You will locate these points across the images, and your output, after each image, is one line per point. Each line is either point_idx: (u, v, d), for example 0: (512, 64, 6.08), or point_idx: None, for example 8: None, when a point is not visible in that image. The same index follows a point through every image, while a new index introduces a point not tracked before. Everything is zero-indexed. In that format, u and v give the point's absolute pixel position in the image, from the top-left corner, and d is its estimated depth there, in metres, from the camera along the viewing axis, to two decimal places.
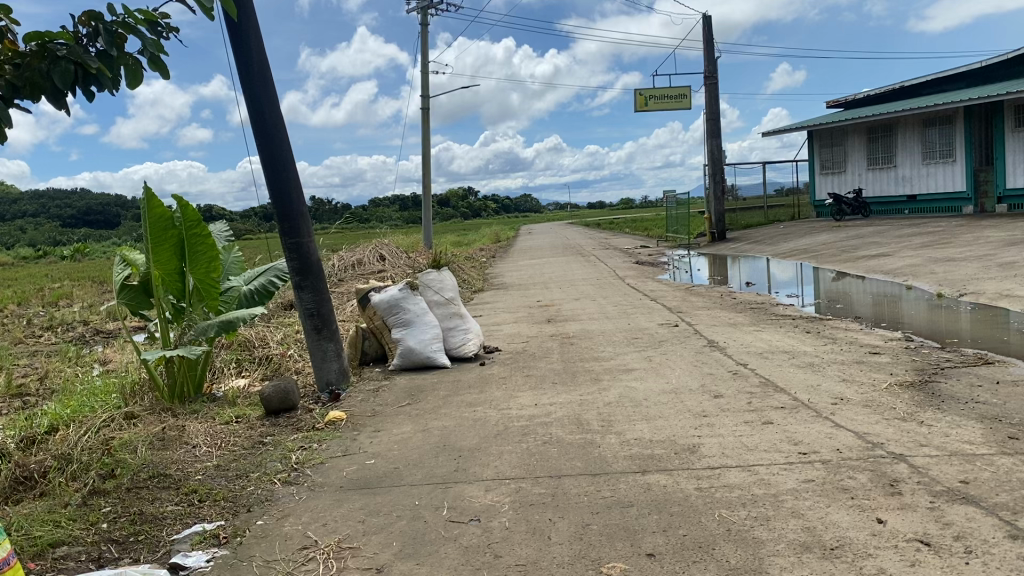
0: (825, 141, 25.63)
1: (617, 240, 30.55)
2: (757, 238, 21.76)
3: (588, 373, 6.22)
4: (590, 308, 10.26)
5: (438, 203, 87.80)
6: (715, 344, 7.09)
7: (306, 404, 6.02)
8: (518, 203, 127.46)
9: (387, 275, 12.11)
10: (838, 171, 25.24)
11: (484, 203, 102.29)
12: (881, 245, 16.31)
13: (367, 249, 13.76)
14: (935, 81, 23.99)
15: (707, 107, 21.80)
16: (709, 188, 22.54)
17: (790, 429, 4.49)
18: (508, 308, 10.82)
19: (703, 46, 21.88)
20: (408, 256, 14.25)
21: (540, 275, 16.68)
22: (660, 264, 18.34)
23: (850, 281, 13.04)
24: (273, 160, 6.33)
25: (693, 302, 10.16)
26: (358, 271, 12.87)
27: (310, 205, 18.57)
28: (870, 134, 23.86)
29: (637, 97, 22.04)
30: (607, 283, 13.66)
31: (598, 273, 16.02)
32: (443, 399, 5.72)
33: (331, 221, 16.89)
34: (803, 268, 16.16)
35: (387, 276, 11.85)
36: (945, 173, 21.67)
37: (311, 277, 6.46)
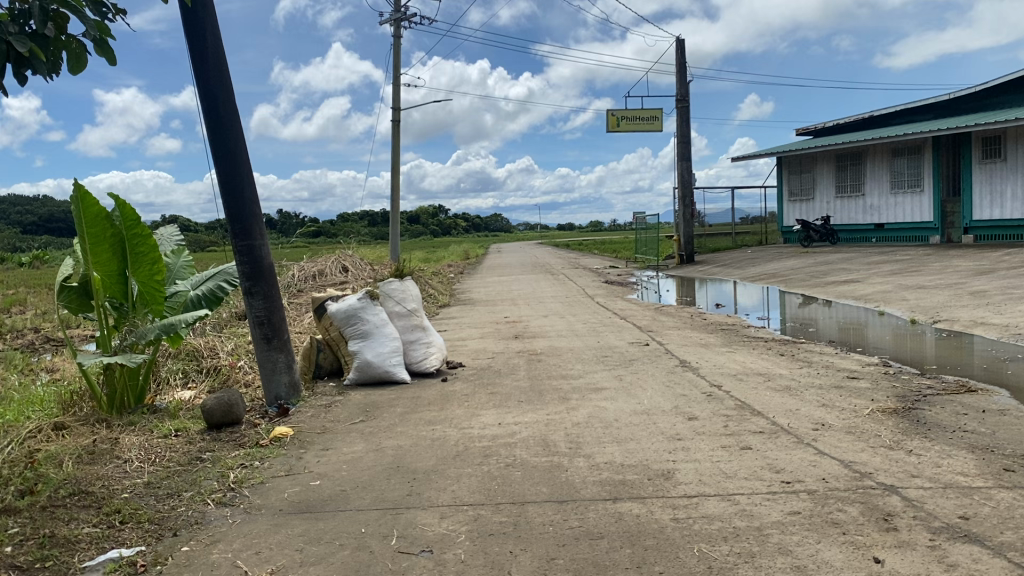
0: (795, 168, 25.71)
1: (586, 261, 30.40)
2: (726, 262, 21.67)
3: (556, 392, 5.88)
4: (558, 325, 9.94)
5: (406, 219, 87.43)
6: (688, 364, 6.80)
7: (252, 418, 5.61)
8: (488, 222, 127.41)
9: (349, 286, 11.72)
10: (806, 199, 25.28)
11: (453, 221, 102.00)
12: (850, 271, 16.24)
13: (330, 260, 13.35)
14: (905, 111, 24.20)
15: (679, 130, 21.71)
16: (678, 211, 22.43)
17: (770, 455, 4.18)
18: (474, 324, 10.46)
19: (676, 68, 21.84)
20: (372, 269, 13.87)
21: (507, 292, 16.36)
22: (629, 284, 18.14)
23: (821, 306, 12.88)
24: (227, 157, 5.95)
25: (663, 322, 9.89)
26: (320, 282, 12.45)
27: (274, 216, 18.13)
28: (839, 161, 23.95)
29: (609, 117, 21.91)
30: (576, 302, 13.37)
31: (567, 291, 15.75)
32: (400, 417, 5.33)
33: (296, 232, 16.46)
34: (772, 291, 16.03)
35: (349, 287, 11.45)
36: (912, 203, 21.78)
37: (262, 283, 6.07)
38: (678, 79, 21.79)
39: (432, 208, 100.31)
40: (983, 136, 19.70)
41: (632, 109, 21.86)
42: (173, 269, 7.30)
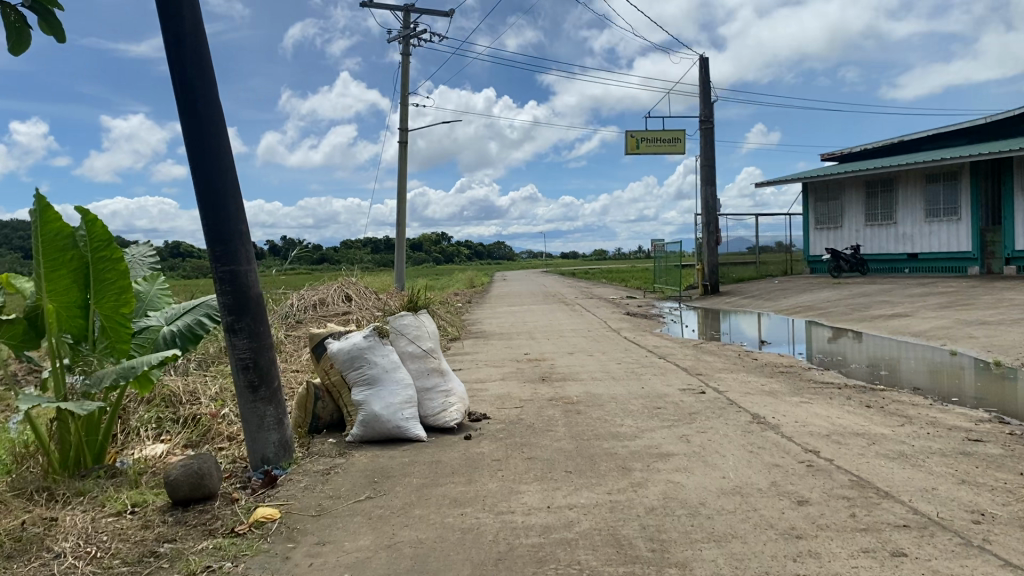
0: (820, 195, 24.65)
1: (601, 291, 29.25)
2: (751, 293, 20.49)
3: (609, 458, 4.71)
4: (588, 365, 8.78)
5: (411, 247, 86.64)
6: (761, 420, 5.62)
7: (230, 491, 4.43)
8: (493, 250, 126.64)
9: (351, 320, 10.60)
10: (834, 227, 24.21)
11: (459, 249, 101.09)
12: (894, 304, 15.08)
13: (332, 288, 12.23)
14: (936, 136, 23.13)
15: (703, 153, 20.65)
16: (701, 238, 21.31)
17: (938, 568, 3.00)
18: (493, 362, 9.29)
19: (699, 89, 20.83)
20: (379, 298, 12.74)
21: (524, 324, 15.23)
22: (653, 316, 17.01)
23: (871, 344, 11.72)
24: (206, 163, 4.84)
25: (708, 363, 8.72)
26: (319, 312, 11.31)
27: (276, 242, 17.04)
28: (869, 188, 22.88)
29: (628, 139, 20.89)
30: (601, 336, 12.21)
31: (588, 324, 14.61)
32: (417, 493, 4.17)
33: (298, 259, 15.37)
34: (808, 326, 14.87)
35: (354, 321, 10.31)
36: (948, 231, 20.66)
37: (247, 317, 4.92)
38: (700, 100, 20.78)
39: (438, 236, 99.35)
40: None
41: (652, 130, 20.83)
42: (144, 298, 6.20)
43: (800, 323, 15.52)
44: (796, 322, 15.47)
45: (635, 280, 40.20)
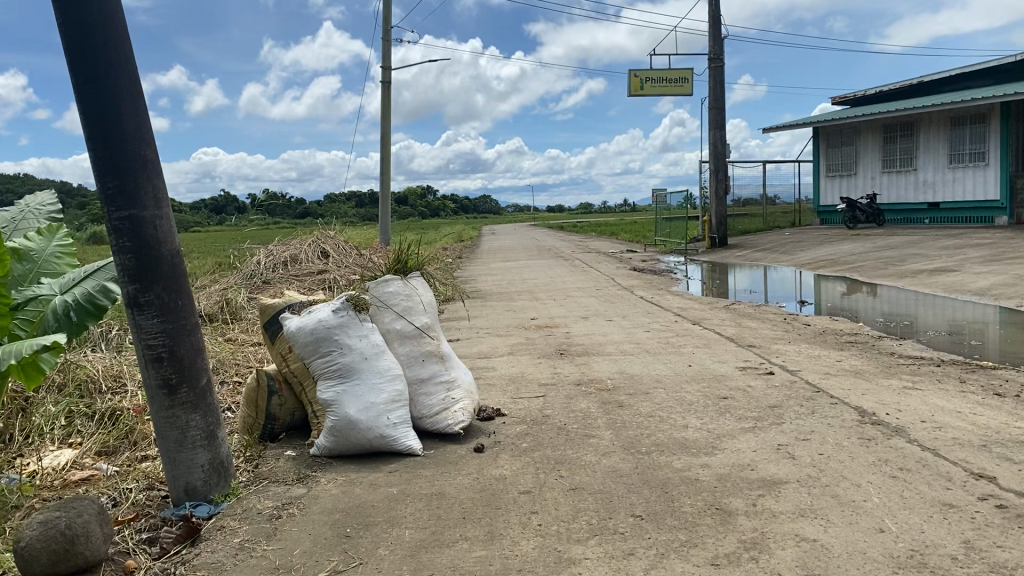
0: (833, 141, 23.13)
1: (597, 244, 27.71)
2: (763, 246, 19.02)
3: (691, 490, 3.22)
4: (611, 334, 7.30)
5: (396, 201, 84.68)
6: (875, 420, 4.13)
7: (125, 552, 2.91)
8: (479, 203, 124.59)
9: (326, 280, 9.07)
10: (847, 174, 22.71)
11: (444, 203, 99.04)
12: (930, 257, 13.67)
13: (305, 244, 10.63)
14: (960, 76, 21.54)
15: (712, 93, 18.99)
16: (709, 186, 19.73)
17: None
18: (496, 331, 7.80)
19: (710, 23, 19.10)
20: (359, 253, 11.16)
21: (522, 282, 13.72)
22: (661, 272, 15.54)
23: (917, 304, 10.33)
24: (92, 58, 3.21)
25: (754, 331, 7.26)
26: (290, 270, 9.76)
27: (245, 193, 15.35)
28: (887, 132, 21.36)
29: (631, 79, 19.20)
30: (614, 296, 10.72)
31: (594, 281, 13.10)
32: (415, 562, 2.67)
33: (270, 212, 13.71)
34: (836, 282, 13.46)
35: (330, 282, 8.78)
36: (975, 178, 19.12)
37: (158, 287, 3.37)
38: (710, 35, 19.07)
39: (422, 189, 97.24)
40: None
41: (657, 69, 19.17)
42: (36, 262, 4.63)
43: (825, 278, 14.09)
44: (821, 278, 14.05)
45: (628, 233, 38.71)
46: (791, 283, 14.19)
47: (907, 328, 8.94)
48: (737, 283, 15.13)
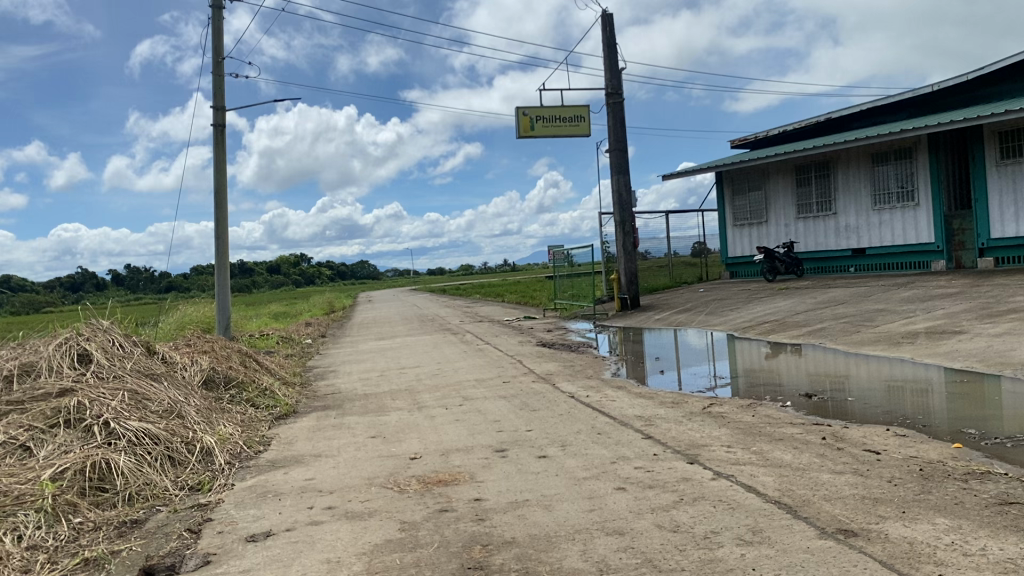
0: (741, 185, 20.96)
1: (484, 311, 24.43)
2: (685, 305, 16.16)
3: None
4: (561, 505, 3.92)
5: (266, 272, 79.51)
6: None
7: None
8: (356, 269, 119.91)
9: (60, 431, 5.40)
10: (757, 223, 20.51)
11: (318, 271, 94.08)
12: (906, 315, 11.07)
13: (53, 349, 6.84)
14: (872, 110, 19.63)
15: (616, 131, 16.24)
16: (615, 238, 16.77)
17: None
18: (347, 504, 4.29)
19: (606, 52, 16.48)
20: (145, 360, 7.45)
21: (395, 373, 10.17)
22: (574, 346, 12.37)
23: (931, 382, 7.49)
24: None
25: (816, 481, 4.03)
26: (13, 393, 5.99)
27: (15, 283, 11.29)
28: (800, 173, 19.27)
29: (520, 117, 16.18)
30: (531, 396, 7.37)
31: (492, 368, 9.74)
32: None
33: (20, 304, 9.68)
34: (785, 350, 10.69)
35: (57, 447, 5.13)
36: (904, 219, 17.04)
37: None
38: (607, 65, 16.35)
39: (293, 259, 91.92)
40: (1000, 129, 15.15)
41: (549, 106, 16.26)
42: None
43: (766, 346, 11.32)
44: (762, 347, 11.26)
45: (517, 295, 35.67)
46: (727, 352, 11.35)
47: (963, 409, 6.02)
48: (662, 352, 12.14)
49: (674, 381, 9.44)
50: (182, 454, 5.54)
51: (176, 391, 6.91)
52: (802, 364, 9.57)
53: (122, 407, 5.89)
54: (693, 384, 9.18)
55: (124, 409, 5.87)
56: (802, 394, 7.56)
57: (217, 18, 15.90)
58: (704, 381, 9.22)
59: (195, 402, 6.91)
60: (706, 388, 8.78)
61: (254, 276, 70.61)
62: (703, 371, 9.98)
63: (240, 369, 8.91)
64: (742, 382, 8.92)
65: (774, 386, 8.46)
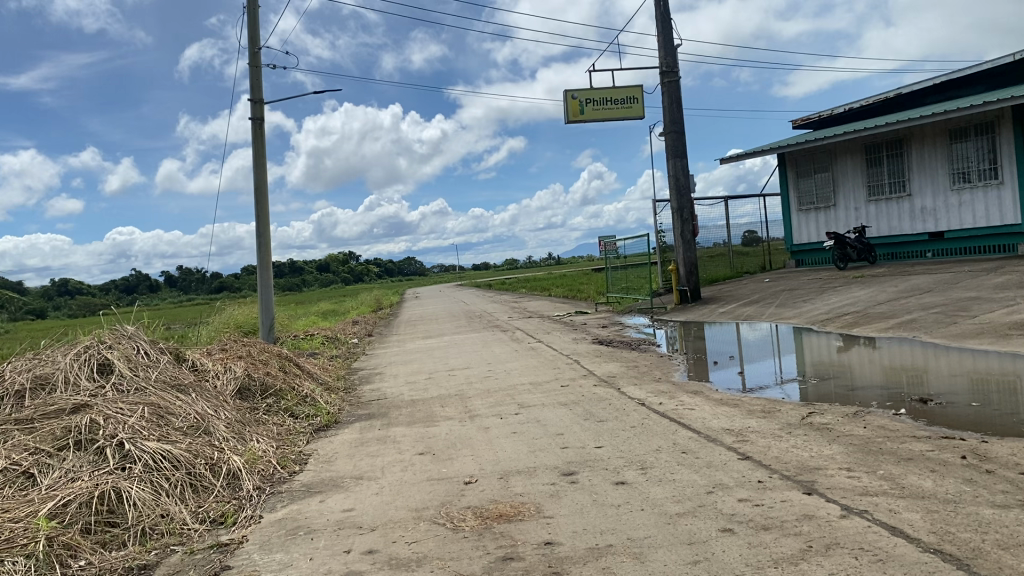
0: (804, 168, 19.91)
1: (533, 306, 23.69)
2: (749, 296, 15.21)
3: None
4: (655, 553, 3.14)
5: (314, 270, 79.87)
6: None
7: None
8: (403, 265, 120.17)
9: (69, 454, 4.77)
10: (825, 207, 19.43)
11: (364, 268, 94.33)
12: (1004, 303, 10.01)
13: (69, 358, 6.24)
14: (944, 84, 18.36)
15: (671, 113, 15.33)
16: (672, 227, 15.87)
17: None
18: (392, 547, 3.56)
19: (658, 30, 15.57)
20: (173, 368, 6.83)
21: (444, 375, 9.48)
22: (634, 343, 11.56)
23: None
24: None
25: (984, 522, 3.18)
26: (22, 410, 5.39)
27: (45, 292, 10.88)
28: (869, 154, 18.13)
29: (569, 102, 15.31)
30: (597, 402, 6.59)
31: (549, 369, 8.98)
32: None
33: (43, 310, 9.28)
34: (870, 343, 9.78)
35: (62, 476, 4.50)
36: (986, 200, 15.82)
37: None
38: (660, 44, 15.45)
39: (340, 257, 92.25)
40: None
41: (599, 89, 15.39)
42: None
43: (840, 340, 10.43)
44: (834, 340, 10.42)
45: (566, 289, 34.89)
46: (795, 346, 10.50)
47: None
48: (723, 346, 11.33)
49: (734, 377, 8.60)
50: (206, 479, 4.87)
51: (204, 404, 6.26)
52: (891, 356, 8.66)
53: (141, 424, 5.24)
54: (756, 380, 8.33)
55: (143, 427, 5.22)
56: (901, 392, 6.69)
57: (254, 9, 15.39)
58: (767, 377, 8.39)
59: (226, 415, 6.25)
60: (771, 384, 7.99)
61: (303, 275, 71.28)
62: (769, 366, 9.12)
63: (279, 375, 8.26)
64: (809, 378, 8.09)
65: (852, 380, 7.59)
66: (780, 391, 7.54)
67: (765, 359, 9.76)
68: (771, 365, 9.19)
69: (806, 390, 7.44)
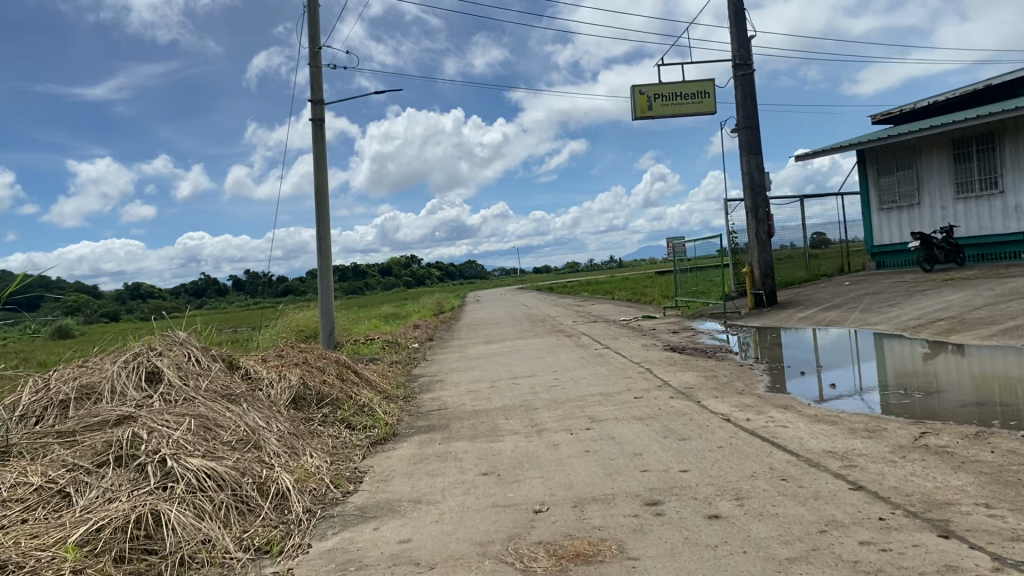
0: (886, 165, 18.93)
1: (598, 310, 23.09)
2: (829, 300, 14.39)
3: None
4: None
5: (377, 273, 80.46)
6: None
7: None
8: (465, 268, 120.45)
9: (109, 472, 4.42)
10: (908, 206, 18.41)
11: (427, 271, 94.75)
12: None
13: (116, 366, 5.93)
14: None
15: (746, 108, 14.62)
16: (747, 227, 15.12)
17: None
18: None
19: (731, 21, 14.88)
20: (224, 376, 6.49)
21: (508, 384, 9.01)
22: (708, 350, 10.93)
23: None
24: None
25: None
26: (65, 421, 5.09)
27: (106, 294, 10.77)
28: (957, 149, 17.07)
29: (636, 97, 14.83)
30: (677, 417, 6.03)
31: (619, 378, 8.43)
32: None
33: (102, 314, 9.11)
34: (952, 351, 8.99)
35: (99, 497, 4.15)
36: None
37: None
38: (733, 35, 14.75)
39: (403, 260, 92.82)
40: None
41: (669, 84, 14.78)
42: None
43: (925, 347, 9.66)
44: (920, 347, 9.64)
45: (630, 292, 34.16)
46: (877, 352, 9.76)
47: None
48: (797, 352, 10.60)
49: (812, 386, 7.86)
50: (252, 501, 4.47)
51: (256, 415, 5.89)
52: (980, 364, 7.89)
53: (186, 439, 4.88)
54: (829, 387, 7.62)
55: (188, 442, 4.86)
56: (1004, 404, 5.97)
57: (315, 9, 15.21)
58: (839, 386, 7.67)
59: (278, 427, 5.87)
60: (845, 392, 7.30)
61: (366, 279, 71.87)
62: (847, 374, 8.41)
63: (336, 384, 7.88)
64: (888, 387, 7.36)
65: (937, 390, 6.88)
66: (855, 400, 6.82)
67: (844, 366, 9.04)
68: (848, 372, 8.47)
69: (887, 400, 6.73)
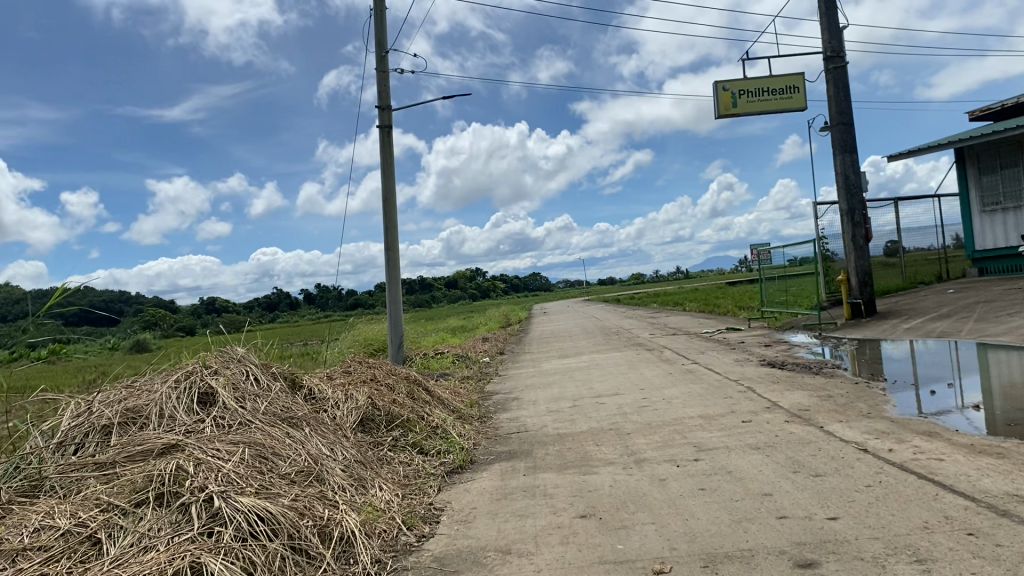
0: (987, 164, 17.54)
1: (676, 321, 22.07)
2: (935, 309, 13.19)
3: None
4: None
5: (443, 286, 80.46)
6: None
7: None
8: (530, 280, 119.85)
9: (148, 513, 3.80)
10: (1012, 207, 16.99)
11: (492, 284, 94.47)
12: None
13: (165, 385, 5.34)
14: None
15: (839, 103, 13.59)
16: (841, 230, 14.03)
17: None
18: None
19: (821, 11, 13.88)
20: (284, 396, 5.85)
21: (593, 403, 8.21)
22: (807, 365, 9.94)
23: None
24: None
25: None
26: (107, 450, 4.50)
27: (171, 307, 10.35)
28: None
29: (720, 95, 13.94)
30: (801, 447, 5.14)
31: (719, 397, 7.55)
32: None
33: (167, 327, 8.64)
34: None
35: (134, 546, 3.52)
36: None
37: None
38: (825, 27, 13.75)
39: (468, 273, 92.73)
40: None
41: (755, 79, 13.84)
42: None
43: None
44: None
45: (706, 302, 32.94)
46: (981, 364, 8.68)
47: None
48: (892, 367, 9.53)
49: (911, 400, 6.90)
50: (312, 549, 3.78)
51: (319, 442, 5.22)
52: None
53: (239, 473, 4.23)
54: (931, 403, 6.62)
55: (241, 476, 4.21)
56: None
57: (383, 13, 14.74)
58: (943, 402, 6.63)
59: (343, 455, 5.19)
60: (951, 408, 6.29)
61: (433, 292, 71.78)
62: (948, 388, 7.37)
63: (407, 404, 7.19)
64: (998, 403, 6.34)
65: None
66: (961, 418, 5.82)
67: (946, 379, 8.00)
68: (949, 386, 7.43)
69: (998, 417, 5.73)
